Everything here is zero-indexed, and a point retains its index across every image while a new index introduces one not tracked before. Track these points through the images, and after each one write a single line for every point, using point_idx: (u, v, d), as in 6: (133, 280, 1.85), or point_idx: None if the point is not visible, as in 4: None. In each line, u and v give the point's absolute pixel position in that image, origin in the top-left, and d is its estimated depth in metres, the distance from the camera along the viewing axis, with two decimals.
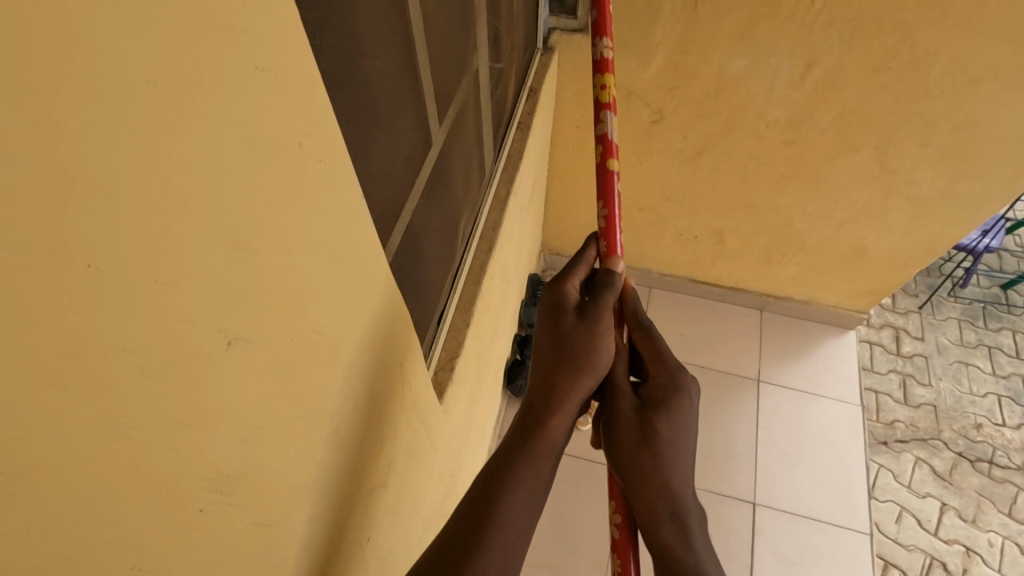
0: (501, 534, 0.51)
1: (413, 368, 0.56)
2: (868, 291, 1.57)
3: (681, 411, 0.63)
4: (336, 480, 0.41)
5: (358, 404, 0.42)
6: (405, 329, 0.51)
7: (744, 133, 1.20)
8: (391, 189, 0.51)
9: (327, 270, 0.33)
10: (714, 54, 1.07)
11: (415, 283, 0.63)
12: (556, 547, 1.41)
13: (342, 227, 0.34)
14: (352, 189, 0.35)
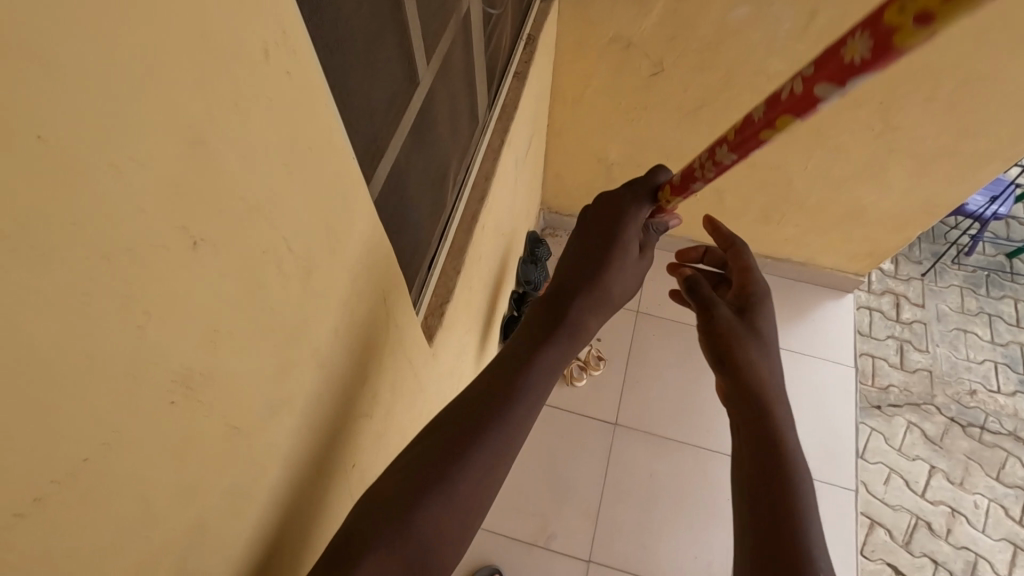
0: (512, 424, 0.51)
1: (399, 306, 0.58)
2: (868, 252, 1.56)
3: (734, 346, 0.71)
4: (311, 400, 0.42)
5: (335, 329, 0.44)
6: (387, 265, 0.52)
7: (745, 86, 1.18)
8: (372, 124, 0.51)
9: (296, 187, 0.34)
10: (715, 3, 1.04)
11: (400, 229, 0.63)
12: (548, 498, 1.46)
13: (311, 147, 0.34)
14: (322, 108, 0.35)
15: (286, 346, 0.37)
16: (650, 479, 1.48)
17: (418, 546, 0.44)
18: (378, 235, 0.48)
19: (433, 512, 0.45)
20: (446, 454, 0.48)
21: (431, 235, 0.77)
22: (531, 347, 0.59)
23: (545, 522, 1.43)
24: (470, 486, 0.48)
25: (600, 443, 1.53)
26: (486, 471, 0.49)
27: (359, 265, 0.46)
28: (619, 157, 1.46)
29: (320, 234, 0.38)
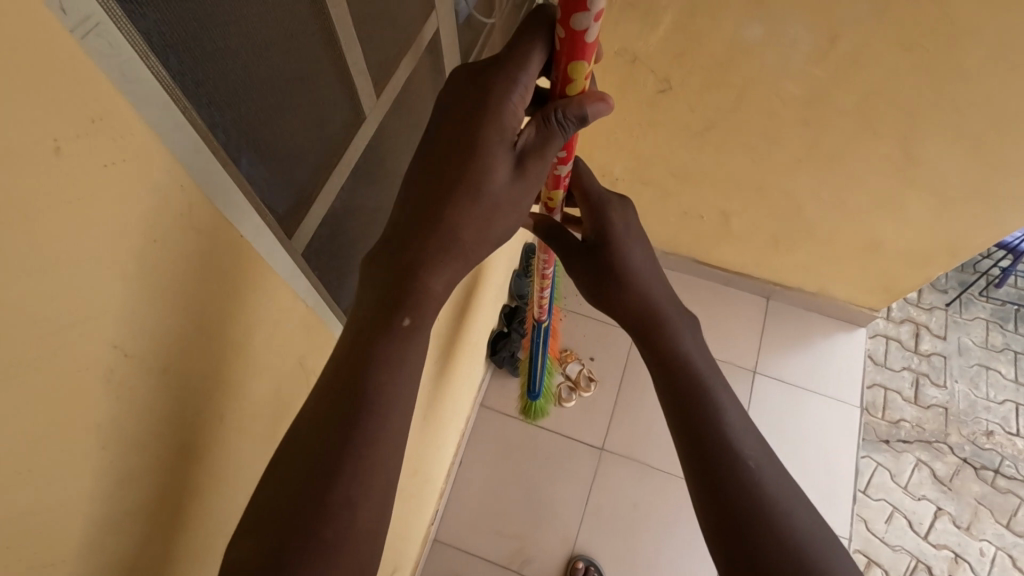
0: (387, 405, 0.47)
1: (309, 354, 0.54)
2: (884, 287, 1.47)
3: (675, 320, 0.73)
4: (180, 491, 0.38)
5: (212, 411, 0.40)
6: (286, 323, 0.48)
7: (757, 110, 1.10)
8: (295, 174, 0.46)
9: (132, 283, 0.29)
10: (727, 20, 0.95)
11: (338, 274, 0.58)
12: (526, 520, 1.42)
13: (156, 237, 0.30)
14: (169, 191, 0.30)
15: (132, 449, 0.33)
16: (633, 508, 1.44)
17: (342, 559, 0.42)
18: (270, 295, 0.44)
19: (337, 532, 0.42)
20: (327, 474, 0.43)
21: None
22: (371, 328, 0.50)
23: (522, 545, 1.40)
24: (377, 490, 0.45)
25: (585, 467, 1.48)
26: (384, 463, 0.46)
27: (246, 332, 0.42)
28: (622, 172, 1.39)
29: (183, 318, 0.34)
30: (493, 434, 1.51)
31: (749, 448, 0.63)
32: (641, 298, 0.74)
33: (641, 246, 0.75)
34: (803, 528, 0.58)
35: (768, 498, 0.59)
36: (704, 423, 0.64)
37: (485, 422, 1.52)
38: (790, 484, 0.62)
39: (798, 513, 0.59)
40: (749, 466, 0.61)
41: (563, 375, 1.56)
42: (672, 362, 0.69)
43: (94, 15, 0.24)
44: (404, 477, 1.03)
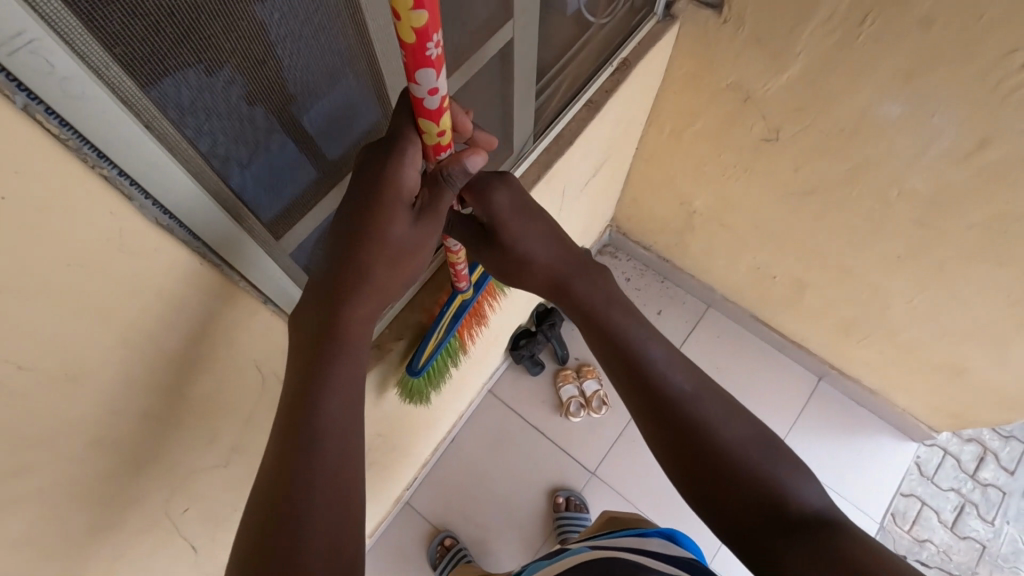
0: (331, 419, 0.45)
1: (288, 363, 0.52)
2: (953, 414, 1.32)
3: (583, 272, 0.63)
4: (90, 480, 0.38)
5: (153, 411, 0.39)
6: (256, 332, 0.45)
7: (869, 192, 0.96)
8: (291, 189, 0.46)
9: (34, 305, 0.27)
10: (863, 89, 0.83)
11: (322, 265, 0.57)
12: (498, 517, 1.42)
13: (72, 260, 0.28)
14: (107, 207, 0.28)
15: (31, 448, 0.32)
16: None
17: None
18: (235, 308, 0.42)
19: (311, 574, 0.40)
20: (285, 538, 0.41)
21: None
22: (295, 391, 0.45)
23: (486, 537, 1.40)
24: (341, 511, 0.43)
25: (571, 484, 1.45)
26: (342, 485, 0.44)
27: (201, 345, 0.40)
28: (702, 207, 1.29)
29: (117, 332, 0.32)
30: (492, 423, 1.51)
31: (689, 386, 0.57)
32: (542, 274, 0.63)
33: (524, 201, 0.62)
34: (748, 447, 0.54)
35: (727, 447, 0.53)
36: (649, 388, 0.57)
37: (488, 409, 1.52)
38: (726, 400, 0.57)
39: (747, 441, 0.54)
40: (701, 412, 0.55)
41: (578, 390, 1.52)
42: (605, 339, 0.60)
43: (28, 30, 0.23)
44: (380, 449, 1.03)
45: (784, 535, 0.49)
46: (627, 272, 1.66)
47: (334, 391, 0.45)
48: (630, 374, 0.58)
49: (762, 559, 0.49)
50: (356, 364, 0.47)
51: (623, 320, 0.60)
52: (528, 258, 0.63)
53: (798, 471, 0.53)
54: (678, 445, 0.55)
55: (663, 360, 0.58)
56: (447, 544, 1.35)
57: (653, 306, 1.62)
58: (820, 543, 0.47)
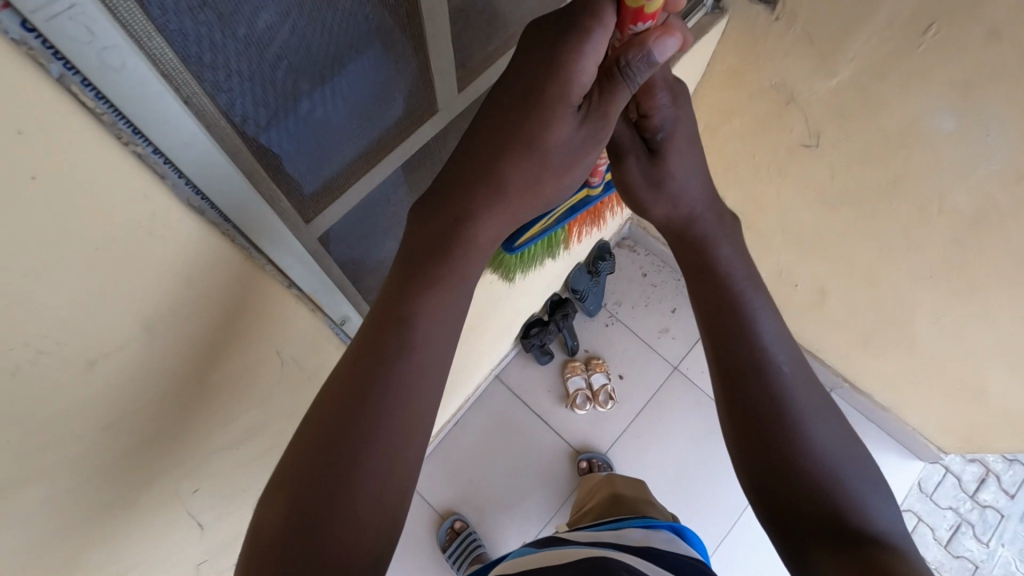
0: (394, 378, 0.45)
1: (310, 350, 0.51)
2: (964, 436, 1.31)
3: (716, 233, 0.58)
4: (101, 459, 0.37)
5: (170, 393, 0.38)
6: (277, 315, 0.44)
7: (908, 207, 0.93)
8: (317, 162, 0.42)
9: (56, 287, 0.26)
10: (915, 102, 0.79)
11: (371, 220, 0.56)
12: (496, 502, 1.43)
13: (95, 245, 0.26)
14: (136, 192, 0.27)
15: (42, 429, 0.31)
16: None
17: (367, 507, 0.43)
18: (257, 292, 0.40)
19: (355, 488, 0.43)
20: (337, 453, 0.43)
21: None
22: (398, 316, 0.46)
23: (483, 519, 1.40)
24: (398, 442, 0.45)
25: (571, 475, 1.45)
26: (408, 415, 0.45)
27: (219, 329, 0.38)
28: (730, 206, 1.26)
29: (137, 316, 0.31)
30: (497, 408, 1.50)
31: (789, 367, 0.54)
32: (670, 208, 0.57)
33: (693, 139, 0.56)
34: (827, 452, 0.52)
35: (803, 435, 0.52)
36: (741, 347, 0.54)
37: (493, 394, 1.51)
38: (822, 396, 0.55)
39: (831, 442, 0.52)
40: (793, 396, 0.53)
41: (586, 381, 1.50)
42: (716, 297, 0.56)
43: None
44: None
45: (836, 538, 0.49)
46: (644, 267, 1.62)
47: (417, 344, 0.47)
48: (721, 340, 0.55)
49: (797, 551, 0.51)
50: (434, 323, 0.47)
51: (744, 282, 0.56)
52: (673, 190, 0.57)
53: (867, 479, 0.52)
54: (758, 429, 0.53)
55: (772, 336, 0.55)
56: (456, 528, 1.36)
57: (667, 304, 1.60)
58: (864, 553, 0.47)
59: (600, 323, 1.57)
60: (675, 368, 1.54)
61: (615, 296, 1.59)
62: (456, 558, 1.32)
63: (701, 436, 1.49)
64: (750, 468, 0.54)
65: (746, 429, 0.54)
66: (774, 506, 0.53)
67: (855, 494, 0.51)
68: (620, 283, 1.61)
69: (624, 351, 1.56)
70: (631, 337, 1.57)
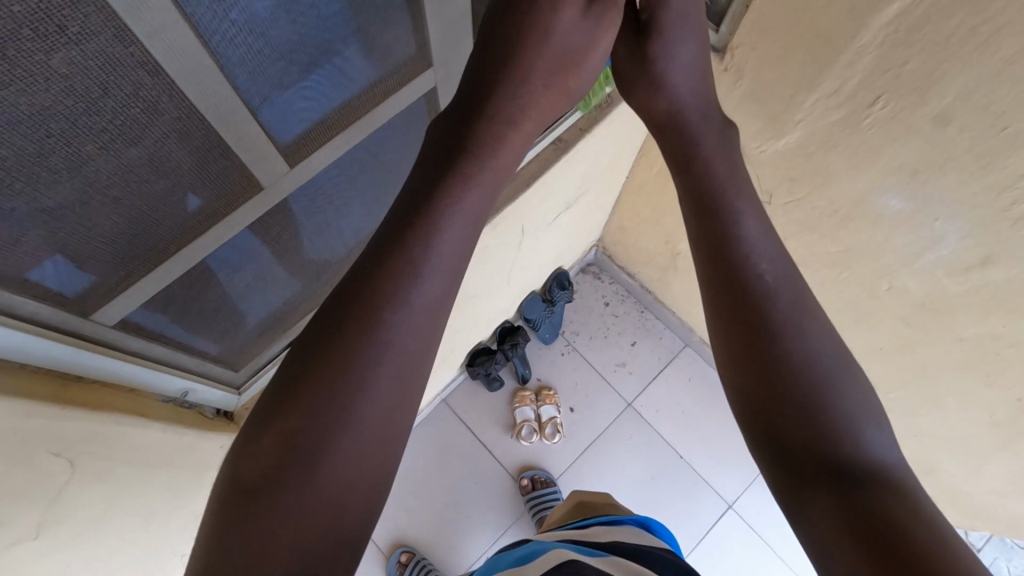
0: (369, 345, 0.35)
1: (118, 443, 0.46)
2: None
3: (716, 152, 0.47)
4: None
5: None
6: (50, 425, 0.38)
7: (860, 280, 0.86)
8: (104, 261, 0.36)
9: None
10: (863, 177, 0.73)
11: (299, 227, 0.50)
12: (443, 530, 1.39)
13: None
14: None
15: None
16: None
17: (323, 509, 0.32)
18: (1, 416, 0.34)
19: (331, 467, 0.33)
20: (312, 419, 0.33)
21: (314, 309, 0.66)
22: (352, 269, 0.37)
23: (432, 548, 1.37)
24: (386, 411, 0.35)
25: (511, 509, 1.40)
26: (400, 363, 0.35)
27: None
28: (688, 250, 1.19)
29: None
30: (441, 435, 1.45)
31: (781, 272, 0.42)
32: (663, 116, 0.51)
33: (688, 15, 0.51)
34: (829, 388, 0.38)
35: (807, 370, 0.38)
36: (744, 328, 0.40)
37: (438, 419, 1.46)
38: (822, 315, 0.41)
39: (830, 350, 0.39)
40: (793, 323, 0.40)
41: (534, 413, 1.45)
42: (693, 201, 0.45)
43: None
44: None
45: (835, 483, 0.35)
46: (606, 296, 1.57)
47: (410, 279, 0.37)
48: (705, 229, 0.44)
49: (789, 503, 0.37)
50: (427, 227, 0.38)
51: (739, 201, 0.44)
52: (661, 84, 0.50)
53: (881, 421, 0.38)
54: (758, 386, 0.39)
55: (775, 267, 0.42)
56: (404, 561, 1.33)
57: (627, 337, 1.54)
58: (875, 513, 0.33)
59: (555, 352, 1.52)
60: (629, 405, 1.49)
61: (573, 325, 1.54)
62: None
63: (648, 478, 1.44)
64: (742, 406, 0.40)
65: (741, 355, 0.40)
66: (772, 453, 0.38)
67: (862, 436, 0.37)
68: (580, 312, 1.55)
69: (578, 383, 1.50)
70: (586, 369, 1.51)
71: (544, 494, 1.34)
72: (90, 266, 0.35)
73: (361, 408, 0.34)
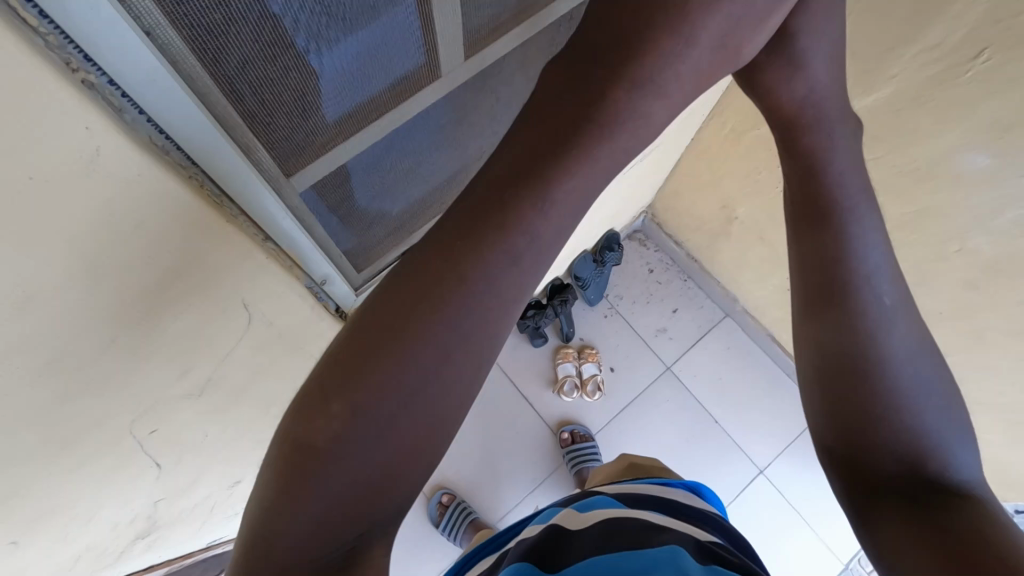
0: (411, 356, 0.31)
1: (282, 310, 0.50)
2: None
3: (847, 160, 0.43)
4: (58, 406, 0.37)
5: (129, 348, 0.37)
6: (253, 270, 0.42)
7: (929, 240, 0.89)
8: (300, 129, 0.39)
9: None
10: (952, 133, 0.75)
11: (369, 184, 0.52)
12: (482, 476, 1.43)
13: (33, 173, 0.24)
14: (119, 154, 0.27)
15: (15, 371, 0.31)
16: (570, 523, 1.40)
17: (352, 502, 0.32)
18: (231, 249, 0.38)
19: (363, 460, 0.31)
20: (350, 423, 0.31)
21: (427, 219, 0.69)
22: (407, 289, 0.32)
23: (471, 491, 1.42)
24: (424, 426, 0.32)
25: (553, 457, 1.45)
26: (436, 389, 0.32)
27: (190, 287, 0.38)
28: (745, 216, 1.22)
29: (98, 277, 0.31)
30: (485, 386, 1.49)
31: (890, 300, 0.40)
32: (798, 107, 0.44)
33: (833, 7, 0.43)
34: (921, 423, 0.39)
35: (897, 396, 0.39)
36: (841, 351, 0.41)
37: None
38: (927, 337, 0.41)
39: (922, 380, 0.39)
40: (883, 358, 0.39)
41: (576, 369, 1.49)
42: (810, 216, 0.43)
43: None
44: None
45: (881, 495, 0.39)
46: (650, 263, 1.60)
47: (453, 312, 0.32)
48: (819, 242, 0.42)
49: (860, 514, 0.39)
50: (492, 262, 0.32)
51: (862, 207, 0.42)
52: (802, 67, 0.43)
53: (969, 440, 0.39)
54: (837, 416, 0.41)
55: (892, 305, 0.40)
56: (445, 502, 1.38)
57: (669, 303, 1.57)
58: (936, 521, 0.35)
59: (598, 314, 1.56)
60: (667, 368, 1.52)
61: (617, 289, 1.58)
62: (449, 530, 1.34)
63: (683, 440, 1.48)
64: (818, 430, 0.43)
65: (823, 370, 0.42)
66: (845, 466, 0.41)
67: (950, 450, 0.39)
68: (624, 277, 1.59)
69: (619, 345, 1.54)
70: (627, 331, 1.55)
71: (584, 447, 1.39)
72: (296, 129, 0.39)
73: (394, 415, 0.31)
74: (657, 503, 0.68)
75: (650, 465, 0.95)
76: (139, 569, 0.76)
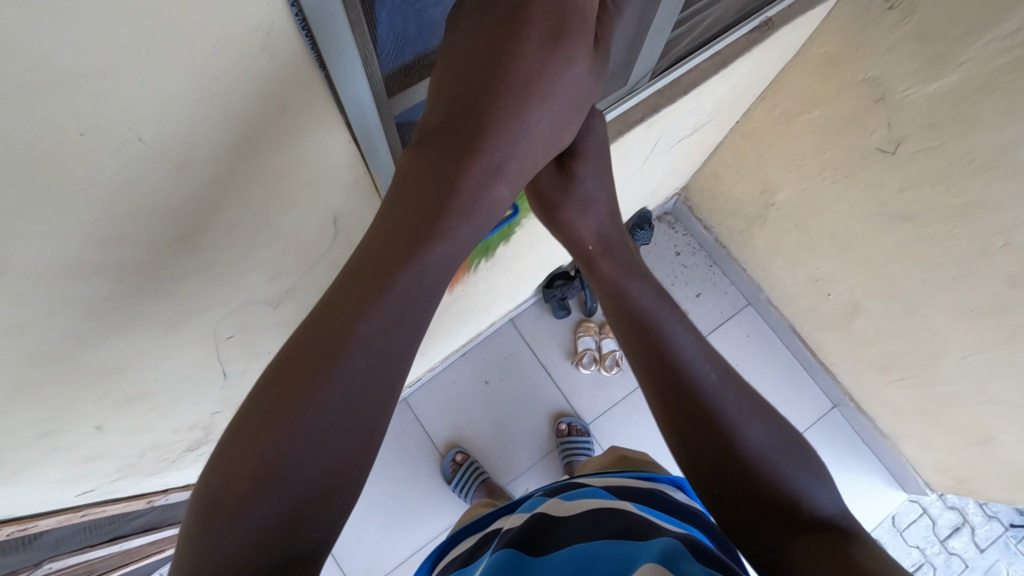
0: (326, 397, 0.35)
1: (361, 227, 0.54)
2: (956, 475, 1.31)
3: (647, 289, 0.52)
4: (173, 275, 0.40)
5: (235, 227, 0.41)
6: (347, 180, 0.46)
7: (973, 233, 0.89)
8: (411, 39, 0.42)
9: (181, 67, 0.28)
10: (1012, 124, 0.75)
11: None
12: (493, 440, 1.46)
13: (220, 39, 0.28)
14: (281, 36, 0.30)
15: (157, 226, 0.35)
16: None
17: (286, 517, 0.34)
18: (335, 148, 0.41)
19: (290, 482, 0.34)
20: (271, 455, 0.34)
21: None
22: (314, 348, 0.36)
23: (481, 453, 1.45)
24: (345, 452, 0.36)
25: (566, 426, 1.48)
26: (352, 421, 0.36)
27: (298, 176, 0.41)
28: (784, 201, 1.23)
29: (237, 150, 0.35)
30: (508, 351, 1.52)
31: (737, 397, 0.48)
32: (592, 233, 0.53)
33: (603, 150, 0.54)
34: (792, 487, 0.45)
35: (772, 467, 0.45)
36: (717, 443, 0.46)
37: (503, 335, 1.53)
38: (761, 404, 0.48)
39: (777, 443, 0.47)
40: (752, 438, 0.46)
41: (596, 343, 1.51)
42: (629, 312, 0.51)
43: None
44: None
45: (782, 531, 0.43)
46: (678, 245, 1.62)
47: (353, 369, 0.36)
48: (643, 337, 0.49)
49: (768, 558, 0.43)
50: (386, 335, 0.37)
51: (672, 322, 0.50)
52: (585, 203, 0.53)
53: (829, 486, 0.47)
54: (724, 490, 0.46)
55: (731, 405, 0.47)
56: (459, 461, 1.40)
57: (692, 287, 1.59)
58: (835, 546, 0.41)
59: None
60: None
61: None
62: (461, 487, 1.36)
63: None
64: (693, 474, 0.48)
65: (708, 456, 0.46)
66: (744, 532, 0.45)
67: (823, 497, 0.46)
68: (651, 257, 1.60)
69: None
70: None
71: (577, 441, 1.39)
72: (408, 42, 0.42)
73: (313, 445, 0.35)
74: (642, 491, 0.64)
75: (643, 459, 0.87)
76: (179, 482, 0.79)
